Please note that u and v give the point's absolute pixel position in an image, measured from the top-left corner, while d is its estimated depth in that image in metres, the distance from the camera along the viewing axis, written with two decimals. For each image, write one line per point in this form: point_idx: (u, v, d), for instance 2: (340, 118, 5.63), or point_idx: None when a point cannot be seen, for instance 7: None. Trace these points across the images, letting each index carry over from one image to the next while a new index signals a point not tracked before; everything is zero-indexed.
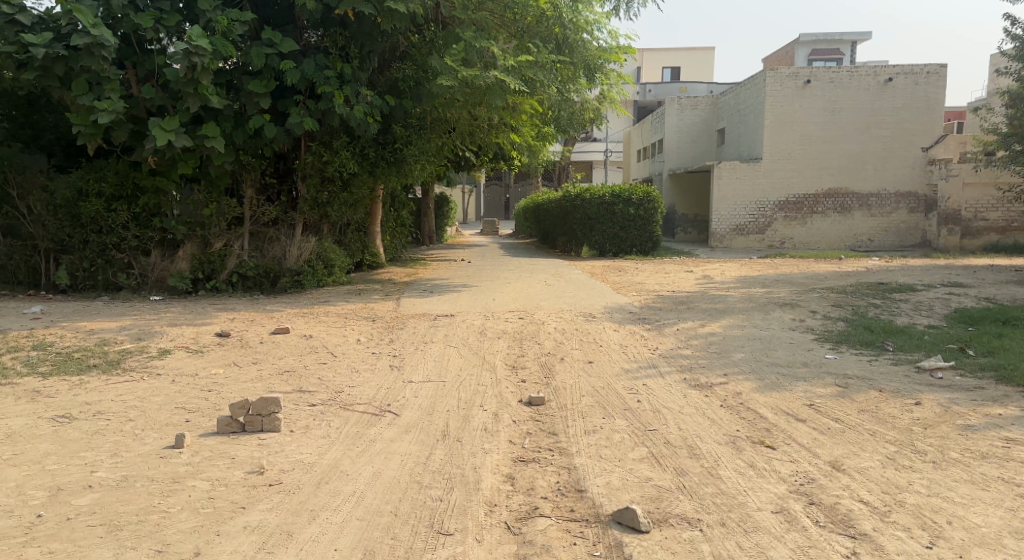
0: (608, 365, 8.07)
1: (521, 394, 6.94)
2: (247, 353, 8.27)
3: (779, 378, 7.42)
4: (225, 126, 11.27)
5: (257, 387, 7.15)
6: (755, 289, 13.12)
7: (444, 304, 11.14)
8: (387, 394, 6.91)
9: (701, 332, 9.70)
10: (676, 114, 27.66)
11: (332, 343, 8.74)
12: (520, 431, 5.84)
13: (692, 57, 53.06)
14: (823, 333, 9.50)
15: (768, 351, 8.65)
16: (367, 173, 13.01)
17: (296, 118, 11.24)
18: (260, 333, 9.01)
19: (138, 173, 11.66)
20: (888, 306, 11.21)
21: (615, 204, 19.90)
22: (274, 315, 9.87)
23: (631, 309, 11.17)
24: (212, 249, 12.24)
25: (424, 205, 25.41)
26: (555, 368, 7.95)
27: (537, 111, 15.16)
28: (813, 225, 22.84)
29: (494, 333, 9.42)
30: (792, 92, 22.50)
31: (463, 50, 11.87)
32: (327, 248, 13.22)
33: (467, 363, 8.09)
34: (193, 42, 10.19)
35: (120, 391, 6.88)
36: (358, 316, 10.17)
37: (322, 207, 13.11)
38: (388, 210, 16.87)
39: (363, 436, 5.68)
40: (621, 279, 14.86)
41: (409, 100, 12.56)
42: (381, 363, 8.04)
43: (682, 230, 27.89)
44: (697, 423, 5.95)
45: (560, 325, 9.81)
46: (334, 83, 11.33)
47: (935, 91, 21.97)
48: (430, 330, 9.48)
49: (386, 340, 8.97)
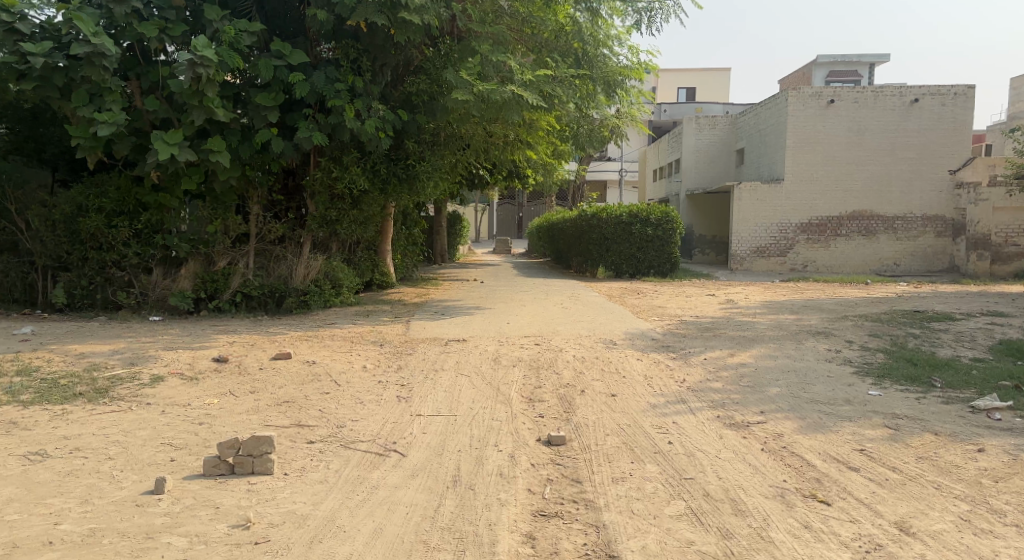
0: (633, 400, 7.43)
1: (540, 432, 6.35)
2: (245, 381, 7.69)
3: (821, 418, 6.84)
4: (231, 140, 10.78)
5: (252, 420, 6.59)
6: (783, 315, 12.50)
7: (457, 328, 10.56)
8: (393, 430, 6.31)
9: (730, 363, 9.10)
10: (695, 134, 27.11)
11: (335, 370, 8.17)
12: (540, 477, 5.24)
13: (708, 78, 52.55)
14: (862, 367, 8.93)
15: (806, 388, 8.04)
16: (378, 191, 12.42)
17: (305, 133, 10.72)
18: (260, 358, 8.44)
19: (140, 189, 11.15)
20: (928, 336, 10.59)
21: (633, 224, 19.34)
22: (277, 338, 9.34)
23: (654, 335, 10.55)
24: (216, 267, 11.75)
25: (437, 222, 24.91)
26: (575, 401, 7.34)
27: (555, 128, 14.61)
28: (836, 248, 22.18)
29: (509, 360, 8.83)
30: (814, 112, 21.92)
31: (479, 64, 11.44)
32: (336, 266, 12.64)
33: (481, 395, 7.48)
34: (198, 52, 9.65)
35: (104, 424, 6.33)
36: (365, 340, 9.60)
37: (331, 224, 12.54)
38: (399, 228, 16.33)
39: (364, 482, 5.11)
40: (640, 303, 14.27)
41: (423, 115, 12.02)
42: (388, 394, 7.44)
43: (699, 252, 27.27)
44: (739, 473, 5.36)
45: (579, 354, 9.18)
46: (345, 96, 10.83)
47: (963, 112, 21.33)
48: (440, 357, 8.91)
49: (394, 368, 8.38)
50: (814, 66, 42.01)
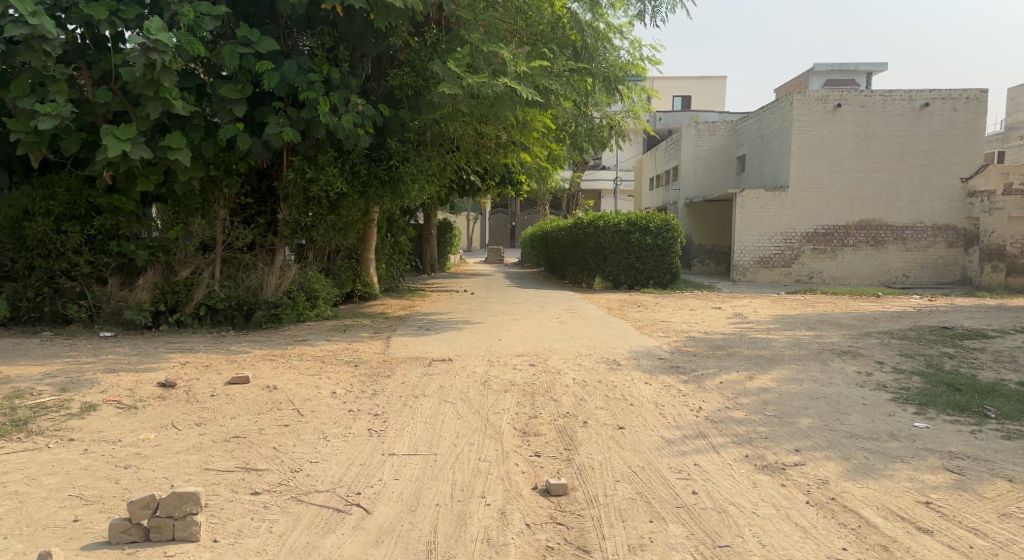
0: (644, 434, 6.35)
1: (536, 477, 5.28)
2: (191, 411, 6.57)
3: (868, 458, 5.85)
4: (193, 137, 9.66)
5: (192, 462, 5.48)
6: (800, 331, 11.47)
7: (442, 345, 9.47)
8: (357, 477, 5.22)
9: (750, 388, 8.05)
10: (694, 140, 26.17)
11: (299, 397, 7.04)
12: (538, 546, 4.31)
13: (704, 86, 51.68)
14: (899, 392, 7.97)
15: (842, 420, 7.01)
16: (358, 194, 11.35)
17: (275, 128, 9.62)
18: (213, 383, 7.31)
19: (93, 190, 9.99)
20: (964, 357, 9.62)
21: (632, 232, 18.26)
22: (236, 358, 8.22)
23: (660, 354, 9.48)
24: (178, 277, 10.62)
25: (426, 231, 23.82)
26: (577, 436, 6.25)
27: (550, 129, 13.58)
28: (843, 259, 21.21)
29: (501, 384, 7.72)
30: (820, 117, 20.96)
31: (468, 55, 10.42)
32: (311, 276, 11.54)
33: (466, 428, 6.39)
34: (152, 36, 8.54)
35: (6, 469, 5.18)
36: (338, 360, 8.50)
37: (306, 230, 11.42)
38: (384, 236, 15.24)
39: (314, 554, 4.17)
40: (642, 316, 13.22)
41: (406, 111, 10.94)
42: (357, 427, 6.33)
43: (699, 262, 26.23)
44: (786, 543, 4.39)
45: (579, 377, 8.07)
46: (319, 88, 9.75)
47: (977, 117, 20.37)
48: (422, 380, 7.81)
49: (367, 394, 7.26)
50: (811, 74, 41.16)
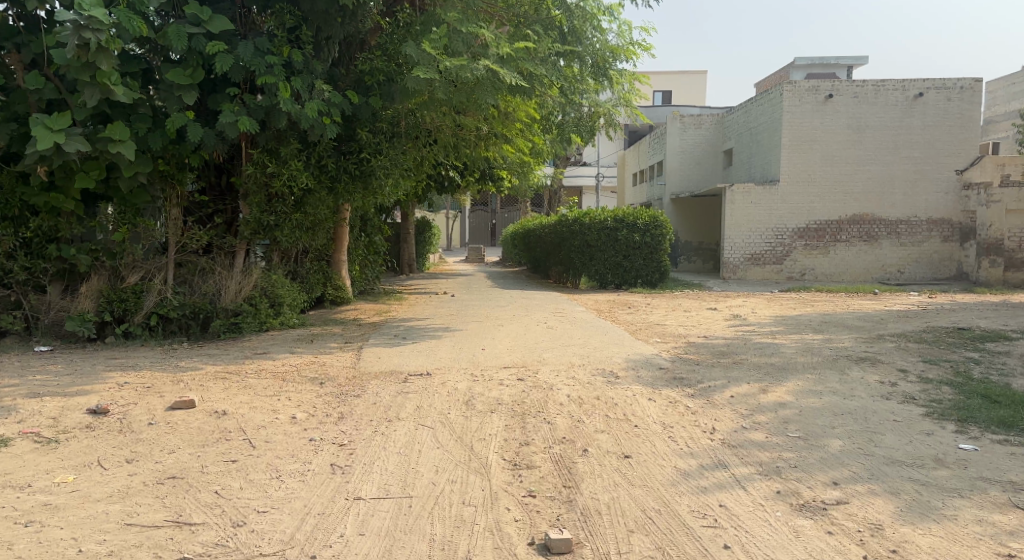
0: (655, 464, 5.45)
1: (532, 527, 4.44)
2: (123, 445, 5.55)
3: (920, 493, 4.98)
4: (138, 127, 8.55)
5: (113, 513, 4.49)
6: (807, 335, 10.60)
7: (420, 357, 8.50)
8: (313, 533, 4.32)
9: (766, 404, 7.16)
10: (679, 134, 25.25)
11: (252, 424, 6.05)
12: None
13: (683, 81, 51.02)
14: (932, 406, 7.14)
15: (876, 442, 6.15)
16: (326, 190, 10.37)
17: (229, 117, 8.57)
18: (152, 408, 6.28)
19: (27, 188, 8.86)
20: (991, 362, 8.80)
21: (619, 229, 17.36)
22: (183, 378, 7.18)
23: (661, 364, 8.55)
24: (125, 284, 9.52)
25: (404, 230, 22.77)
26: (577, 468, 5.33)
27: (535, 119, 12.65)
28: (836, 255, 20.46)
29: (486, 404, 6.77)
30: (811, 107, 20.20)
31: (445, 36, 9.44)
32: (275, 281, 10.47)
33: (447, 460, 5.45)
34: (85, 12, 7.43)
35: None
36: (300, 377, 7.48)
37: (269, 231, 10.39)
38: (356, 236, 14.22)
39: None
40: (635, 319, 12.35)
41: (378, 98, 9.86)
42: (318, 463, 5.35)
43: (686, 260, 25.34)
44: None
45: (574, 393, 7.12)
46: (279, 72, 8.73)
47: (971, 108, 19.70)
48: (396, 399, 6.84)
49: (332, 419, 6.27)
50: (792, 68, 40.52)
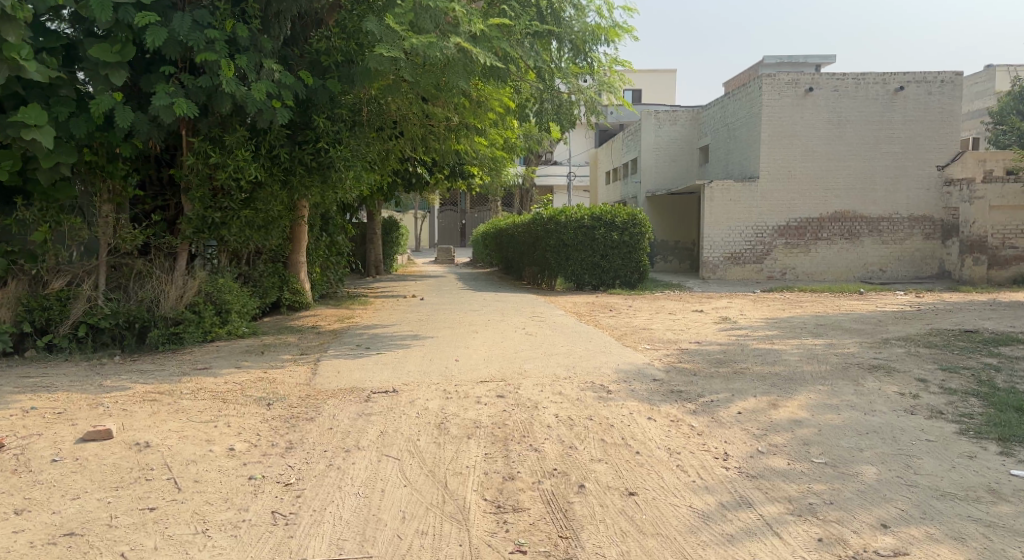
0: (667, 503, 4.55)
1: None
2: (14, 490, 4.51)
3: (990, 539, 4.13)
4: (59, 111, 7.48)
5: None
6: (806, 339, 9.75)
7: (384, 371, 7.49)
8: None
9: (779, 421, 6.28)
10: (654, 130, 24.52)
11: (181, 458, 5.04)
12: None
13: (653, 80, 50.49)
14: (965, 422, 6.29)
15: (915, 468, 5.28)
16: (278, 183, 9.33)
17: (164, 99, 7.50)
18: (59, 440, 5.23)
19: None
20: (1012, 369, 8.00)
21: (596, 227, 16.44)
22: (104, 401, 6.12)
23: (655, 375, 7.64)
24: (49, 289, 8.45)
25: (369, 231, 21.67)
26: (574, 512, 4.41)
27: (508, 109, 11.75)
28: (818, 254, 19.77)
29: (460, 426, 5.82)
30: (791, 102, 19.49)
31: (411, 10, 8.42)
32: (221, 284, 9.39)
33: (416, 502, 4.49)
34: None
35: None
36: (244, 398, 6.45)
37: (214, 229, 9.34)
38: (317, 236, 13.16)
39: None
40: (619, 323, 11.45)
41: (336, 82, 8.88)
42: (256, 510, 4.35)
43: (662, 259, 24.51)
44: None
45: (563, 413, 6.18)
46: (221, 49, 7.71)
47: (953, 102, 19.11)
48: (355, 422, 5.86)
49: (278, 450, 5.27)
50: (762, 67, 40.10)
